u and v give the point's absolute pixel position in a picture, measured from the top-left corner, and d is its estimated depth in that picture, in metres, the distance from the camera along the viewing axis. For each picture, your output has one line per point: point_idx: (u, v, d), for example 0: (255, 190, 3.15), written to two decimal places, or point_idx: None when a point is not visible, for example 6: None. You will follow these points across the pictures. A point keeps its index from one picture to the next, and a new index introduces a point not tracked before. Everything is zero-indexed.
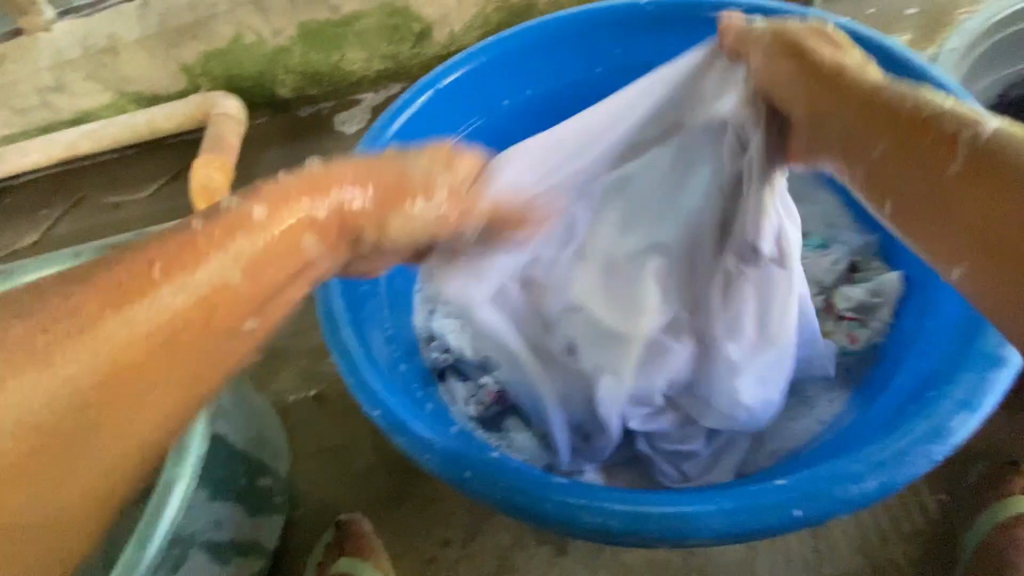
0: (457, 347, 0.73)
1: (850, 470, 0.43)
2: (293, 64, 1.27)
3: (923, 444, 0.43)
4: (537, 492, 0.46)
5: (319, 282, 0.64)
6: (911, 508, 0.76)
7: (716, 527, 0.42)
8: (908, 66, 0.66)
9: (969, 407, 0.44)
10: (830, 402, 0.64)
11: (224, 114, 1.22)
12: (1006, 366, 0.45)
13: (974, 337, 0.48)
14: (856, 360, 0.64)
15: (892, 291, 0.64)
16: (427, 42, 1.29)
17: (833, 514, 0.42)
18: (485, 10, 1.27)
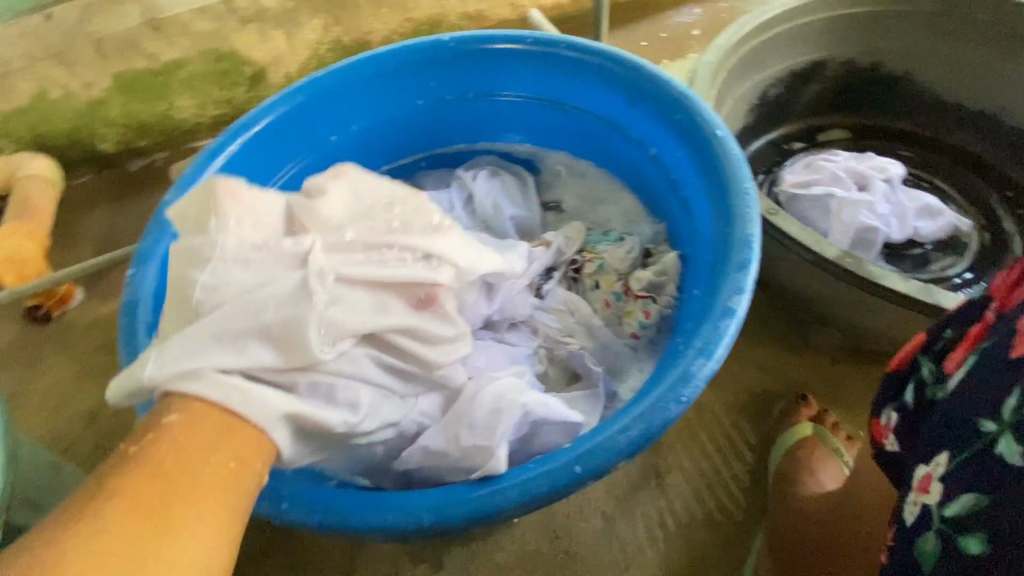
0: None
1: (619, 423, 0.49)
2: (113, 116, 1.36)
3: (671, 389, 0.49)
4: (409, 504, 0.47)
5: (127, 343, 0.64)
6: (732, 452, 0.84)
7: (515, 499, 0.46)
8: (655, 79, 0.78)
9: (708, 352, 0.51)
10: (640, 370, 0.74)
11: (31, 174, 1.25)
12: (735, 315, 0.54)
13: (714, 296, 0.57)
14: (653, 331, 0.74)
15: (673, 270, 0.75)
16: (264, 83, 1.42)
17: (608, 463, 0.47)
18: (318, 51, 1.42)
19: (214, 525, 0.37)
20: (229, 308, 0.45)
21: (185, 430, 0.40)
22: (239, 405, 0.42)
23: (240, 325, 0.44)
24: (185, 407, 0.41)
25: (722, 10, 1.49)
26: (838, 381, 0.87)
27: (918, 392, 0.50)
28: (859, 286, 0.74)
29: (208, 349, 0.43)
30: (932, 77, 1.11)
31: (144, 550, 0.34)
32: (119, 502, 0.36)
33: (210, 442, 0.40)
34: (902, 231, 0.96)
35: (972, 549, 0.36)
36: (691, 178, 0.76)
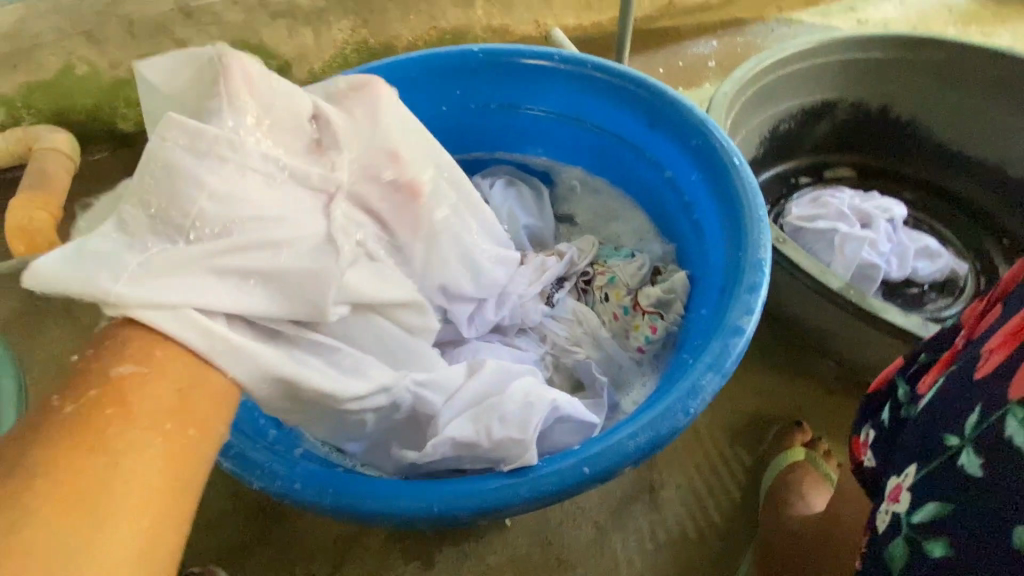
0: None
1: (627, 430, 0.50)
2: (135, 97, 1.39)
3: (679, 400, 0.51)
4: (418, 493, 0.48)
5: None
6: (725, 471, 0.85)
7: (523, 496, 0.47)
8: (676, 104, 0.81)
9: (717, 368, 0.53)
10: (643, 384, 0.75)
11: (49, 147, 1.26)
12: (744, 335, 0.56)
13: (725, 315, 0.59)
14: (659, 346, 0.75)
15: (681, 289, 0.76)
16: (288, 76, 1.45)
17: (614, 466, 0.48)
18: (344, 51, 1.45)
19: (166, 484, 0.37)
20: (234, 242, 0.45)
21: (160, 384, 0.40)
22: (218, 355, 0.43)
23: (244, 263, 0.45)
24: (148, 358, 0.40)
25: (738, 44, 1.54)
26: (831, 410, 0.89)
27: (893, 411, 0.51)
28: (860, 318, 0.77)
29: (200, 275, 0.43)
30: (937, 125, 1.15)
31: (90, 505, 0.34)
32: (64, 457, 0.35)
33: (182, 400, 0.40)
34: (901, 270, 0.99)
35: (936, 553, 0.39)
36: (704, 201, 0.78)
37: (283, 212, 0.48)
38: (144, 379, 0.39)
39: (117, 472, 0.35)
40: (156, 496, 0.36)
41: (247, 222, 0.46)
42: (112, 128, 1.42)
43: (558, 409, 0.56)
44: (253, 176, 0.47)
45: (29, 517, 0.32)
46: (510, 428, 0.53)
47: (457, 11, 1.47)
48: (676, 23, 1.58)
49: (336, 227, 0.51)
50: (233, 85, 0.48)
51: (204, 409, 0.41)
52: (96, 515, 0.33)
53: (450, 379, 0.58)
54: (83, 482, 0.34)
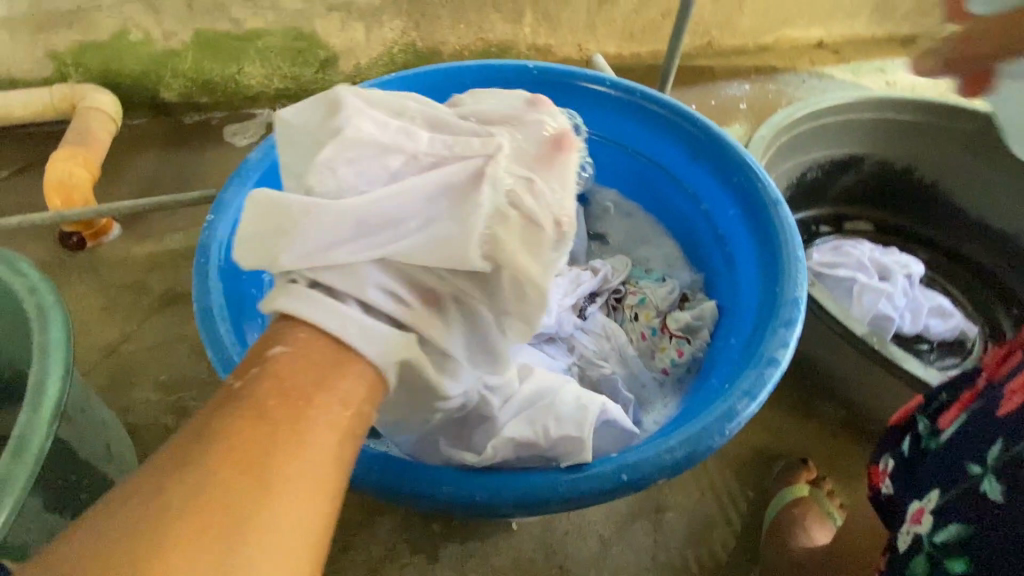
0: None
1: (664, 443, 0.53)
2: (183, 69, 1.41)
3: (715, 421, 0.54)
4: (463, 482, 0.50)
5: (199, 282, 0.66)
6: (730, 500, 0.87)
7: (563, 494, 0.49)
8: (721, 140, 0.85)
9: (752, 395, 0.56)
10: (664, 405, 0.77)
11: (93, 106, 1.27)
12: (778, 366, 0.59)
13: (759, 346, 0.62)
14: (684, 370, 0.77)
15: (710, 318, 0.79)
16: (334, 67, 1.48)
17: (652, 476, 0.50)
18: (391, 51, 1.49)
19: (326, 457, 0.35)
20: (378, 202, 0.46)
21: (297, 361, 0.39)
22: (355, 339, 0.40)
23: (382, 233, 0.47)
24: (292, 337, 0.40)
25: (770, 91, 1.59)
26: (837, 451, 0.92)
27: (914, 442, 0.53)
28: (879, 364, 0.80)
29: (343, 241, 0.46)
30: (957, 192, 1.20)
31: (256, 482, 0.32)
32: (236, 435, 0.34)
33: (315, 381, 0.38)
34: (913, 325, 1.03)
35: (956, 569, 0.41)
36: (739, 236, 0.81)
37: (424, 179, 0.47)
38: (294, 357, 0.38)
39: (283, 450, 0.34)
40: (316, 476, 0.34)
41: (386, 191, 0.47)
42: (154, 97, 1.44)
43: (609, 416, 0.55)
44: (381, 148, 0.49)
45: (198, 492, 0.31)
46: (563, 434, 0.53)
47: (505, 25, 1.50)
48: (712, 64, 1.63)
49: (486, 190, 0.47)
50: (359, 102, 0.53)
51: (346, 387, 0.39)
52: (268, 493, 0.32)
53: (506, 380, 0.59)
54: (246, 460, 0.33)
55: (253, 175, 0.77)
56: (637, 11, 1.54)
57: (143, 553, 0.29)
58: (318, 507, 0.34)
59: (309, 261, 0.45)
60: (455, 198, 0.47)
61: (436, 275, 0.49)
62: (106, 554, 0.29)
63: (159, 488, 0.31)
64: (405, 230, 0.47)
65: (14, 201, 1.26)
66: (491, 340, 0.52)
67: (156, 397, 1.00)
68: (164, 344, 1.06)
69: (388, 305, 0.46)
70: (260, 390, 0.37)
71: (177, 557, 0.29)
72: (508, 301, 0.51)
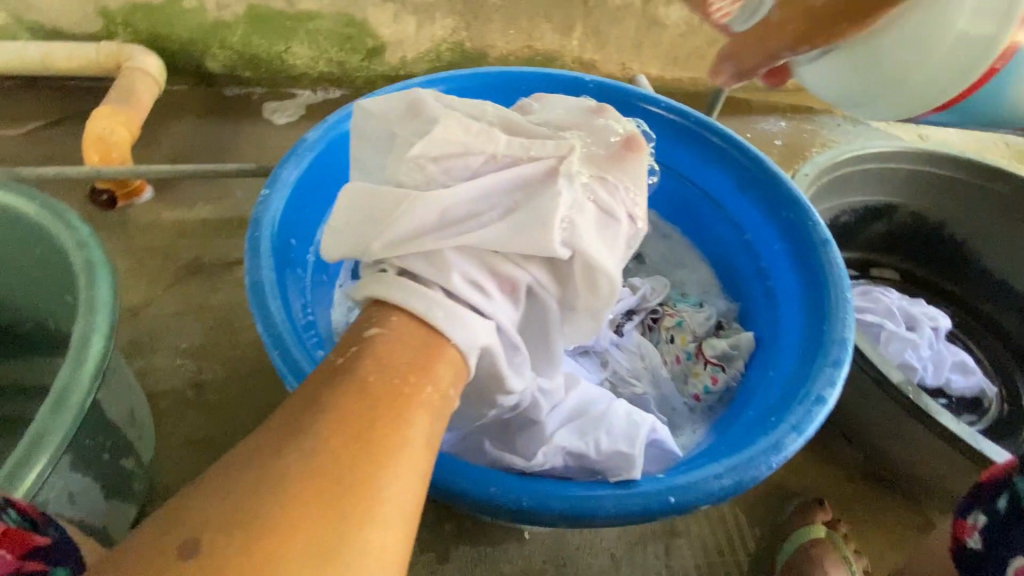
0: None
1: (712, 470, 0.52)
2: (231, 42, 1.41)
3: (763, 453, 0.53)
4: (509, 487, 0.49)
5: (251, 253, 0.66)
6: (744, 532, 0.87)
7: (611, 509, 0.49)
8: (773, 175, 0.86)
9: (799, 430, 0.56)
10: (692, 431, 0.76)
11: (139, 68, 1.26)
12: (825, 404, 0.59)
13: (806, 383, 0.62)
14: (716, 398, 0.77)
15: (745, 349, 0.79)
16: (380, 57, 1.48)
17: (698, 502, 0.50)
18: (439, 48, 1.49)
19: (423, 446, 0.36)
20: (459, 198, 0.51)
21: (391, 344, 0.41)
22: (443, 323, 0.42)
23: (463, 226, 0.52)
24: (386, 322, 0.43)
25: (806, 130, 1.60)
26: (853, 496, 0.91)
27: (1012, 499, 0.51)
28: (911, 413, 0.80)
29: (426, 231, 0.51)
30: (985, 251, 1.21)
31: (362, 455, 0.33)
32: (345, 408, 0.35)
33: (410, 366, 0.40)
34: (936, 377, 1.03)
35: None
36: (782, 270, 0.81)
37: (502, 179, 0.53)
38: (389, 338, 0.41)
39: (388, 426, 0.35)
40: (417, 453, 0.35)
41: (472, 187, 0.52)
42: (198, 65, 1.44)
43: (657, 439, 0.59)
44: (455, 143, 0.53)
45: (316, 457, 0.32)
46: (616, 449, 0.56)
47: (554, 35, 1.50)
48: (750, 98, 1.65)
49: (557, 191, 0.52)
50: (424, 101, 0.57)
51: (440, 369, 0.41)
52: (375, 470, 0.33)
53: (553, 390, 0.61)
54: (351, 435, 0.34)
55: (309, 155, 0.78)
56: (684, 36, 1.55)
57: (268, 513, 0.29)
58: (414, 485, 0.35)
59: (398, 249, 0.50)
60: (533, 199, 0.53)
61: (514, 265, 0.53)
62: (230, 511, 0.29)
63: (274, 453, 0.32)
64: (486, 222, 0.52)
65: (47, 153, 1.25)
66: (552, 331, 0.58)
67: (174, 365, 0.99)
68: (187, 313, 1.05)
69: (471, 292, 0.50)
70: (354, 372, 0.38)
71: (302, 518, 0.29)
72: (578, 293, 0.56)
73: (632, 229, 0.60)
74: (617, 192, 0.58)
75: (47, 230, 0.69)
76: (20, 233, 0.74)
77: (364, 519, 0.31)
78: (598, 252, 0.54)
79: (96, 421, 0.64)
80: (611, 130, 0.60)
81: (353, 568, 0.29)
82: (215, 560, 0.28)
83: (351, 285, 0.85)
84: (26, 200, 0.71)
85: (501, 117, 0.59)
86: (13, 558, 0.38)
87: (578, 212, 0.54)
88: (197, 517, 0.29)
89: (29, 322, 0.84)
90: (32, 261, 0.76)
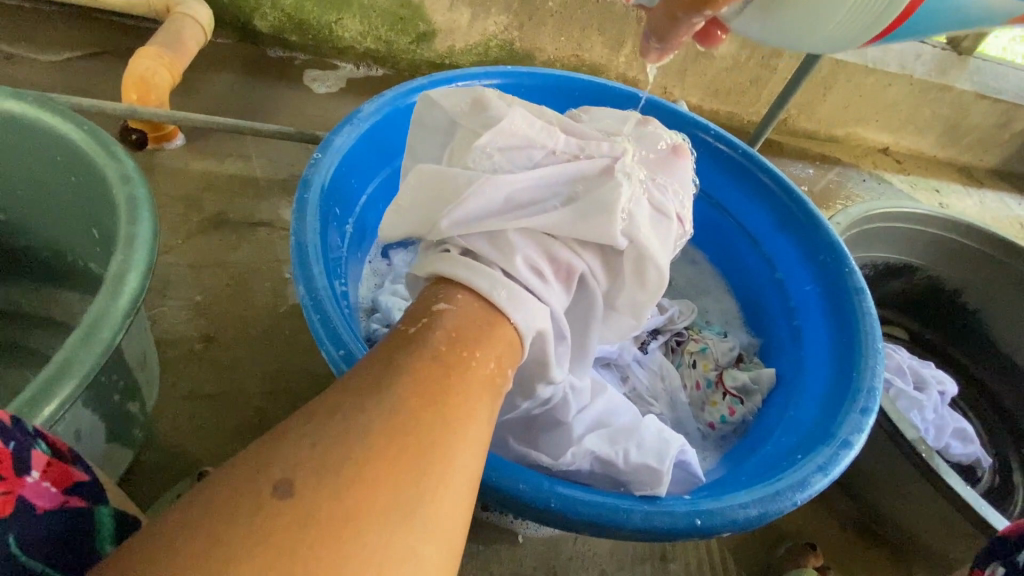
0: (386, 308, 0.76)
1: (740, 498, 0.52)
2: (282, 4, 1.40)
3: (790, 487, 0.53)
4: (539, 486, 0.48)
5: (297, 213, 0.65)
6: (734, 567, 0.87)
7: (638, 522, 0.49)
8: (813, 217, 0.86)
9: (825, 469, 0.56)
10: (704, 459, 0.76)
11: (188, 13, 1.25)
12: (851, 448, 0.59)
13: (833, 425, 0.62)
14: (731, 429, 0.77)
15: (765, 384, 0.79)
16: (429, 43, 1.48)
17: (724, 528, 0.50)
18: (488, 44, 1.49)
19: (485, 424, 0.37)
20: (522, 183, 0.52)
21: (459, 320, 0.41)
22: (503, 302, 0.44)
23: (525, 210, 0.52)
24: (453, 299, 0.43)
25: (832, 180, 1.60)
26: (844, 545, 0.91)
27: None
28: (918, 469, 0.81)
29: (489, 213, 0.50)
30: (995, 324, 1.22)
31: (436, 421, 0.33)
32: (418, 371, 0.35)
33: (478, 345, 0.40)
34: (937, 441, 1.04)
35: None
36: (814, 313, 0.82)
37: (563, 170, 0.54)
38: (455, 313, 0.42)
39: (459, 399, 0.35)
40: (480, 431, 0.36)
41: (535, 175, 0.53)
42: (246, 22, 1.43)
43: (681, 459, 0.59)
44: (520, 133, 0.54)
45: (396, 416, 0.32)
46: (644, 463, 0.57)
47: (603, 49, 1.49)
48: (783, 141, 1.66)
49: (618, 183, 0.53)
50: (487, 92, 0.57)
51: (499, 346, 0.42)
52: (444, 439, 0.33)
53: (583, 392, 0.61)
54: (426, 399, 0.34)
55: (363, 125, 0.78)
56: (728, 71, 1.52)
57: (348, 462, 0.29)
58: (474, 461, 0.34)
59: (464, 228, 0.49)
60: (595, 192, 0.53)
61: (572, 252, 0.52)
62: (313, 460, 0.29)
63: (354, 407, 0.32)
64: (547, 209, 0.52)
65: (81, 83, 1.22)
66: (593, 327, 0.57)
67: (185, 316, 0.97)
68: (203, 266, 1.04)
69: (531, 274, 0.49)
70: (424, 345, 0.38)
71: (380, 476, 0.29)
72: (626, 286, 0.56)
73: (680, 231, 0.61)
74: (665, 193, 0.59)
75: (88, 157, 0.68)
76: (53, 156, 0.72)
77: (434, 484, 0.31)
78: (651, 246, 0.54)
79: (114, 358, 0.62)
80: (661, 141, 0.62)
81: (426, 529, 0.29)
82: (294, 505, 0.27)
83: (381, 262, 0.85)
84: (69, 124, 0.69)
85: (559, 117, 0.60)
86: (58, 493, 0.38)
87: (634, 208, 0.54)
88: (281, 459, 0.29)
89: (44, 250, 0.82)
90: (61, 187, 0.74)
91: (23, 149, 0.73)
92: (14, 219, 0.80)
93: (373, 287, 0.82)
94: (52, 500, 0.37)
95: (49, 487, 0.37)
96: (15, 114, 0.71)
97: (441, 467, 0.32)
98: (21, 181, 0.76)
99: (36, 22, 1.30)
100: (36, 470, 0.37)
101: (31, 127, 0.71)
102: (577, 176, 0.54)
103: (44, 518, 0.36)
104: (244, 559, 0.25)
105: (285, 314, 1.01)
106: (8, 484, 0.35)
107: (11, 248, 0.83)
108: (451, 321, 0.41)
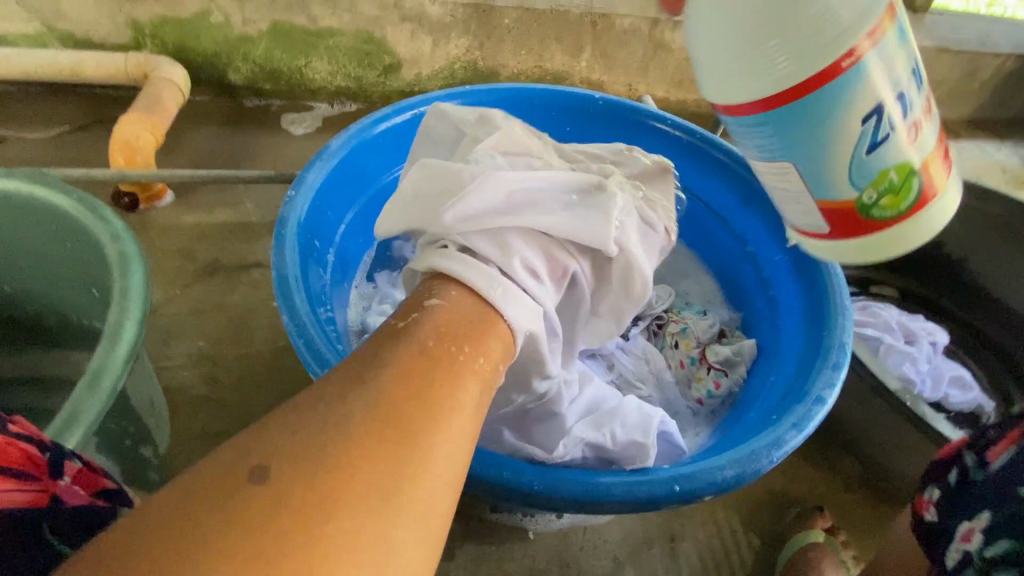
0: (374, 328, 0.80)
1: (716, 462, 0.54)
2: (253, 55, 1.46)
3: (765, 446, 0.56)
4: (523, 472, 0.51)
5: (277, 250, 0.69)
6: (745, 539, 0.88)
7: (620, 494, 0.51)
8: None
9: (799, 426, 0.58)
10: (696, 434, 0.79)
11: (165, 77, 1.31)
12: (826, 403, 0.61)
13: (809, 383, 0.65)
14: (718, 402, 0.79)
15: (748, 356, 0.81)
16: (397, 73, 1.54)
17: (703, 493, 0.52)
18: (453, 66, 1.54)
19: (471, 414, 0.40)
20: (525, 183, 0.56)
21: (444, 314, 0.45)
22: (497, 298, 0.48)
23: (525, 208, 0.56)
24: (445, 295, 0.47)
25: None
26: (852, 505, 0.92)
27: None
28: (911, 421, 0.82)
29: (491, 208, 0.54)
30: (981, 271, 1.23)
31: (419, 411, 0.36)
32: (404, 363, 0.39)
33: (464, 337, 0.44)
34: (935, 392, 1.04)
35: None
36: (786, 281, 0.84)
37: (563, 177, 0.58)
38: (446, 308, 0.45)
39: (442, 387, 0.39)
40: (464, 420, 0.39)
41: (537, 177, 0.57)
42: (221, 77, 1.50)
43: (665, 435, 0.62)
44: (520, 150, 0.62)
45: (378, 404, 0.35)
46: (632, 443, 0.60)
47: (564, 57, 1.54)
48: None
49: (611, 192, 0.58)
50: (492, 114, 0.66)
51: (491, 342, 0.45)
52: (428, 429, 0.36)
53: (572, 385, 0.65)
54: (411, 391, 0.37)
55: (332, 160, 0.82)
56: (688, 60, 1.56)
57: (332, 451, 0.32)
58: (460, 449, 0.38)
59: (465, 221, 0.52)
60: (592, 201, 0.57)
61: (568, 255, 0.57)
62: (295, 448, 0.32)
63: (339, 398, 0.35)
64: (548, 209, 0.56)
65: (72, 155, 1.29)
66: (577, 326, 0.62)
67: (190, 361, 1.02)
68: (203, 312, 1.08)
69: (526, 275, 0.52)
70: (393, 342, 0.41)
71: (362, 459, 0.32)
72: (616, 289, 0.61)
73: (665, 244, 0.66)
74: (652, 209, 0.65)
75: (79, 222, 0.73)
76: (48, 226, 0.77)
77: (415, 468, 0.34)
78: (640, 256, 0.59)
79: (121, 406, 0.66)
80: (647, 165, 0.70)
81: (400, 509, 0.32)
82: (273, 488, 0.30)
83: (366, 286, 0.89)
84: (59, 194, 0.75)
85: (555, 143, 0.69)
86: (86, 494, 0.42)
87: (626, 218, 0.59)
88: (265, 446, 0.32)
89: (49, 315, 0.87)
90: (58, 253, 0.79)
91: (20, 223, 0.78)
92: (18, 289, 0.85)
93: (361, 310, 0.86)
94: (82, 499, 0.41)
95: (79, 490, 0.41)
96: (8, 192, 0.76)
97: (424, 454, 0.35)
98: (20, 252, 0.81)
99: (25, 104, 1.38)
100: (68, 475, 0.41)
101: (24, 202, 0.76)
102: (576, 181, 0.59)
103: (75, 514, 0.40)
104: (219, 536, 0.28)
105: (285, 347, 1.05)
106: (43, 484, 0.39)
107: (18, 316, 0.88)
108: (439, 315, 0.44)
